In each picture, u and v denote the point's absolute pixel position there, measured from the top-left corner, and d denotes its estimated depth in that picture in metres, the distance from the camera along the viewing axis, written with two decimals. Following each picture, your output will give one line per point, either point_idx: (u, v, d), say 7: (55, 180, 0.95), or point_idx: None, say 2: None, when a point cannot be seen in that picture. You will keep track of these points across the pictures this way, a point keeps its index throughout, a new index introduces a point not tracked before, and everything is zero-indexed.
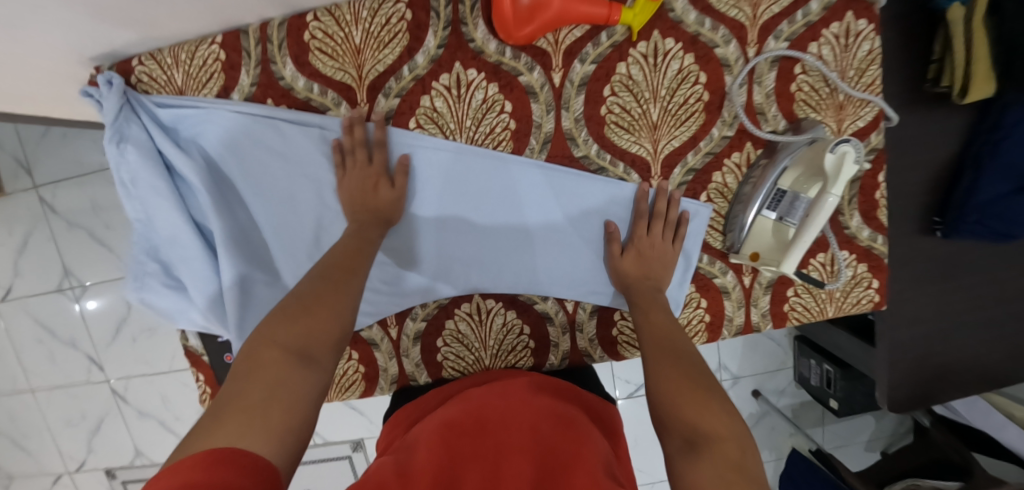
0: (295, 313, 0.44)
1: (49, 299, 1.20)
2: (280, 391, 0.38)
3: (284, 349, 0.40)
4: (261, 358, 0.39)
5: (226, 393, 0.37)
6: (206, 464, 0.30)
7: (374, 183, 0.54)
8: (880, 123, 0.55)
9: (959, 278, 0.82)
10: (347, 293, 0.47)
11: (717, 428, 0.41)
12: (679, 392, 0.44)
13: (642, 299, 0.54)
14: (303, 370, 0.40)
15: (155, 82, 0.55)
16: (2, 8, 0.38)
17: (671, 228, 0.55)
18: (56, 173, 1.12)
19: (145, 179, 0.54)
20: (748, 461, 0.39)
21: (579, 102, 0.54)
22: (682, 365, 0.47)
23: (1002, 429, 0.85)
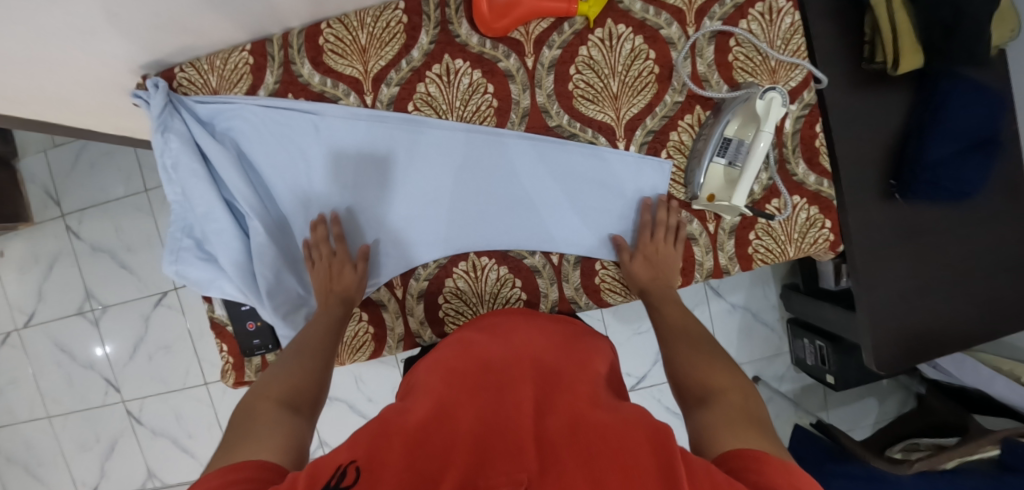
0: (278, 381, 0.52)
1: (70, 322, 1.26)
2: (273, 425, 0.44)
3: (273, 402, 0.48)
4: (253, 409, 0.46)
5: (229, 430, 0.44)
6: (221, 472, 0.36)
7: (339, 270, 0.64)
8: (810, 83, 0.65)
9: (920, 237, 0.89)
10: (315, 363, 0.56)
11: (725, 384, 0.48)
12: (693, 361, 0.52)
13: (661, 300, 0.62)
14: (290, 412, 0.47)
15: (193, 85, 0.67)
16: (94, 12, 0.50)
17: (672, 234, 0.64)
18: (84, 202, 1.23)
19: (184, 164, 0.64)
20: (753, 404, 0.45)
21: (550, 80, 0.64)
22: (696, 344, 0.55)
23: (991, 382, 0.90)
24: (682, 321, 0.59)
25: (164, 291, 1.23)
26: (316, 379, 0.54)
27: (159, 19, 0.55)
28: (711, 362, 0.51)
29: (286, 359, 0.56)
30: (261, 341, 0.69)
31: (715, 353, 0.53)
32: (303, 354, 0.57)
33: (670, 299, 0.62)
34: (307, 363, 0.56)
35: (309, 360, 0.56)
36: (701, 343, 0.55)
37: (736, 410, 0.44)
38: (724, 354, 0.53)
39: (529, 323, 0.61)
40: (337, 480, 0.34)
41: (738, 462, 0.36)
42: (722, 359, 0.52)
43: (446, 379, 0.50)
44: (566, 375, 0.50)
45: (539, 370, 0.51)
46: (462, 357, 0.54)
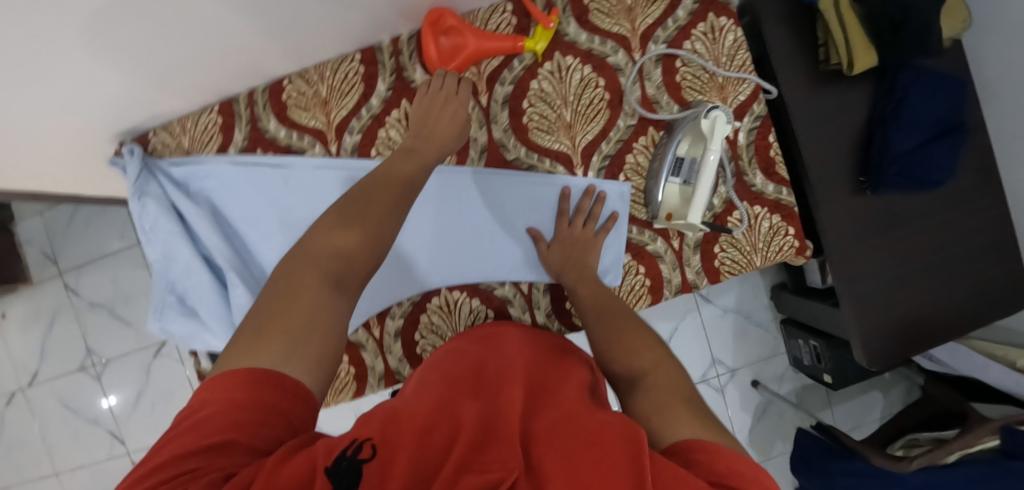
0: (334, 237, 0.46)
1: (73, 378, 1.29)
2: (315, 314, 0.41)
3: (322, 272, 0.44)
4: (298, 277, 0.43)
5: (271, 299, 0.42)
6: (246, 384, 0.36)
7: (444, 107, 0.61)
8: (758, 94, 0.66)
9: (897, 228, 0.90)
10: (381, 229, 0.49)
11: (649, 362, 0.49)
12: (620, 345, 0.52)
13: (575, 279, 0.62)
14: (337, 297, 0.43)
15: (167, 147, 0.70)
16: (66, 82, 0.54)
17: (590, 221, 0.65)
18: (81, 259, 1.28)
19: (162, 226, 0.67)
20: (678, 378, 0.46)
21: (505, 115, 0.66)
22: (623, 324, 0.55)
23: (986, 369, 0.89)
24: (605, 303, 0.59)
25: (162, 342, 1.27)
26: (377, 246, 0.49)
27: (126, 85, 0.59)
28: (631, 346, 0.51)
29: (349, 209, 0.49)
30: None
31: (639, 332, 0.53)
32: (368, 215, 0.49)
33: (586, 280, 0.62)
34: (373, 229, 0.48)
35: (377, 224, 0.49)
36: (627, 321, 0.55)
37: (664, 387, 0.45)
38: (649, 331, 0.54)
39: (516, 336, 0.60)
40: (350, 453, 0.33)
41: (687, 457, 0.35)
42: (644, 337, 0.52)
43: (446, 382, 0.48)
44: (555, 382, 0.50)
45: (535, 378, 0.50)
46: (460, 364, 0.52)
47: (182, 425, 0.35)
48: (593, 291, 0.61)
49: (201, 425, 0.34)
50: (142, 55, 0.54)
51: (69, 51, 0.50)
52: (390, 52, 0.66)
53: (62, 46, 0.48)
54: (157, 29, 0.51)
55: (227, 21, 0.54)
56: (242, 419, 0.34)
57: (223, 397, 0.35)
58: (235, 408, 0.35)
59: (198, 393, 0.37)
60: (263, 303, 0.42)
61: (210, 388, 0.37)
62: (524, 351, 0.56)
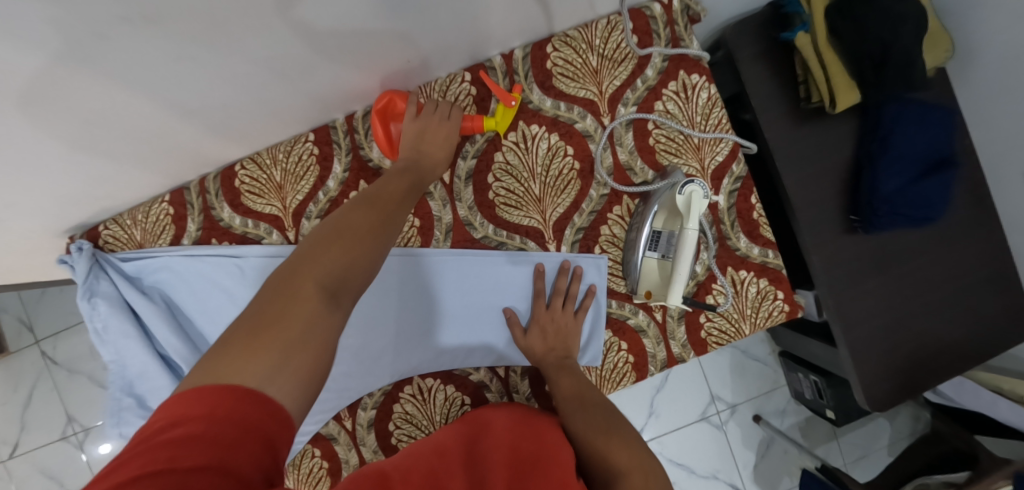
0: (336, 239, 0.40)
1: (54, 448, 1.26)
2: (307, 328, 0.34)
3: (321, 278, 0.37)
4: (291, 284, 0.36)
5: (258, 307, 0.34)
6: (231, 398, 0.29)
7: (439, 129, 0.58)
8: (737, 154, 0.63)
9: (892, 266, 0.86)
10: (381, 242, 0.43)
11: (628, 462, 0.45)
12: (596, 436, 0.49)
13: (556, 367, 0.59)
14: (336, 307, 0.36)
15: (119, 240, 0.66)
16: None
17: (570, 301, 0.62)
18: (58, 324, 1.25)
19: (114, 326, 0.63)
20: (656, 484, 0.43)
21: (469, 192, 0.62)
22: (600, 414, 0.52)
23: (994, 405, 0.85)
24: (580, 389, 0.56)
25: None
26: (378, 256, 0.42)
27: (63, 188, 0.55)
28: (604, 437, 0.48)
29: (351, 218, 0.43)
30: None
31: (618, 427, 0.50)
32: (367, 225, 0.43)
33: (564, 365, 0.59)
34: (376, 239, 0.43)
35: (377, 236, 0.43)
36: (603, 411, 0.52)
37: None
38: (628, 427, 0.50)
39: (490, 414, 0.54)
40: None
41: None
42: (621, 431, 0.49)
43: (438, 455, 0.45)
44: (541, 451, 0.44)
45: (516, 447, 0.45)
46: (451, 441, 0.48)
47: (139, 447, 0.26)
48: (569, 373, 0.58)
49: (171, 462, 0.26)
50: (70, 161, 0.51)
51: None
52: (344, 130, 0.63)
53: None
54: (82, 133, 0.48)
55: (158, 118, 0.50)
56: (226, 441, 0.27)
57: (199, 413, 0.28)
58: (216, 424, 0.28)
59: (156, 412, 0.29)
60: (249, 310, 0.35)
61: (177, 405, 0.29)
62: (502, 422, 0.51)
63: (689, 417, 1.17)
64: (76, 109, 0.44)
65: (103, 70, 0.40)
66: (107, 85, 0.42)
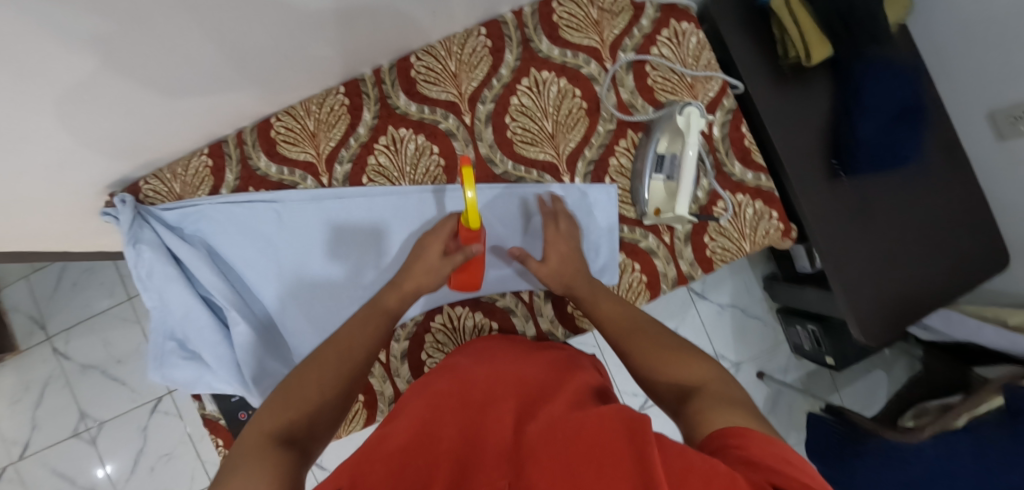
0: (282, 400, 0.48)
1: (65, 445, 1.25)
2: (265, 463, 0.39)
3: (270, 430, 0.44)
4: (245, 444, 0.42)
5: (219, 469, 0.40)
6: None
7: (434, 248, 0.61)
8: (726, 90, 0.70)
9: (876, 207, 0.92)
10: (329, 381, 0.51)
11: (699, 375, 0.47)
12: (660, 358, 0.51)
13: (579, 286, 0.63)
14: (285, 444, 0.43)
15: (159, 194, 0.70)
16: (63, 143, 0.55)
17: (557, 219, 0.65)
18: (70, 320, 1.26)
19: (159, 272, 0.66)
20: (732, 389, 0.45)
21: (489, 132, 0.68)
22: (650, 336, 0.54)
23: (980, 330, 0.92)
24: (620, 320, 0.58)
25: (160, 397, 1.26)
26: (329, 402, 0.50)
27: (119, 141, 0.60)
28: (670, 358, 0.51)
29: (295, 375, 0.52)
30: None
31: (677, 347, 0.52)
32: (315, 373, 0.52)
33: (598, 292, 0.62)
34: (327, 387, 0.51)
35: (324, 372, 0.52)
36: (643, 332, 0.55)
37: (716, 396, 0.44)
38: (684, 343, 0.53)
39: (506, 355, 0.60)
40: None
41: (734, 442, 0.36)
42: (682, 349, 0.51)
43: (431, 402, 0.52)
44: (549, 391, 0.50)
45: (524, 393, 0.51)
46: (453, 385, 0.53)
47: None
48: (607, 304, 0.61)
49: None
50: (135, 113, 0.56)
51: (69, 115, 0.50)
52: (373, 82, 0.69)
53: (56, 109, 0.49)
54: (153, 86, 0.52)
55: (222, 72, 0.55)
56: None
57: None
58: None
59: None
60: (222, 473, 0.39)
61: None
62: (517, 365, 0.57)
63: None
64: (159, 65, 0.49)
65: (195, 25, 0.45)
66: (192, 42, 0.48)
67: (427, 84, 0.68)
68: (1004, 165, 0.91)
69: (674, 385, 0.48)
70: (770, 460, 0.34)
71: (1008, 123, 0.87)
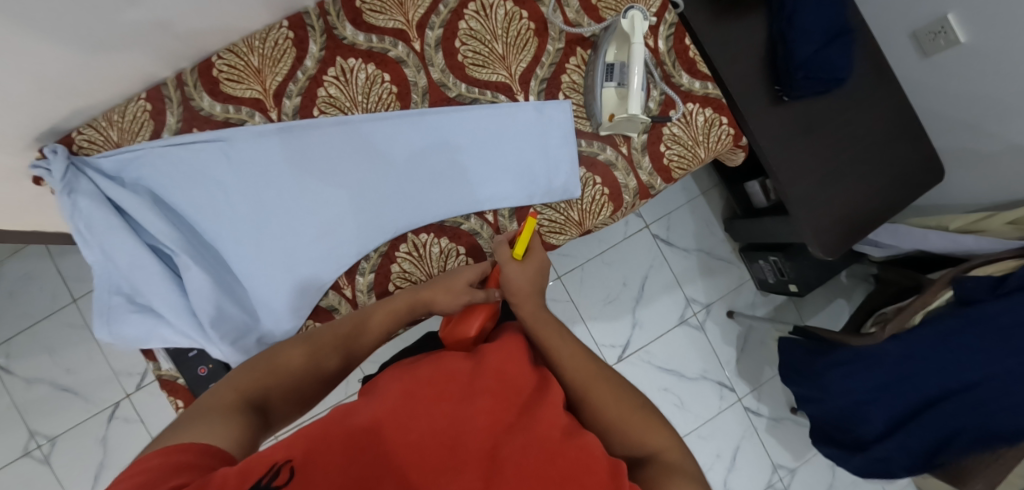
0: (264, 365, 0.49)
1: (15, 469, 1.14)
2: (231, 417, 0.40)
3: (242, 390, 0.45)
4: (217, 395, 0.44)
5: (185, 410, 0.40)
6: (173, 450, 0.33)
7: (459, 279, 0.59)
8: (668, 6, 0.72)
9: (818, 127, 0.96)
10: (309, 371, 0.51)
11: (659, 442, 0.45)
12: (622, 415, 0.46)
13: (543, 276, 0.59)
14: (251, 406, 0.43)
15: (95, 144, 0.65)
16: None
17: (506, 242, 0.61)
18: (8, 331, 1.14)
19: (98, 221, 0.61)
20: (689, 463, 0.43)
21: (440, 57, 0.68)
22: (610, 383, 0.49)
23: (925, 239, 0.98)
24: (582, 360, 0.51)
25: (118, 402, 1.16)
26: (304, 381, 0.51)
27: (47, 86, 0.55)
28: (630, 416, 0.46)
29: (284, 348, 0.52)
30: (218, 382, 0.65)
31: (638, 403, 0.48)
32: (303, 353, 0.52)
33: (549, 327, 0.53)
34: (311, 368, 0.51)
35: (312, 359, 0.52)
36: (603, 378, 0.50)
37: (677, 471, 0.41)
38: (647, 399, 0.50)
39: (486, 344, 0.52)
40: (267, 482, 0.30)
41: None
42: (644, 410, 0.48)
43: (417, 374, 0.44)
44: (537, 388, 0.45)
45: (511, 382, 0.44)
46: (440, 358, 0.46)
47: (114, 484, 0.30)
48: (567, 338, 0.53)
49: (181, 470, 0.31)
50: (63, 51, 0.52)
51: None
52: (317, 14, 0.67)
53: None
54: (82, 15, 0.49)
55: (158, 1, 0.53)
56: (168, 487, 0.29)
57: (168, 455, 0.33)
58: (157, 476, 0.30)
59: (136, 460, 0.32)
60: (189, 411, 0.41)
61: (141, 459, 0.33)
62: (506, 347, 0.49)
63: (670, 322, 1.23)
64: None
65: None
66: None
67: (373, 13, 0.67)
68: (929, 81, 0.98)
69: (630, 448, 0.45)
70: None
71: (929, 39, 0.93)
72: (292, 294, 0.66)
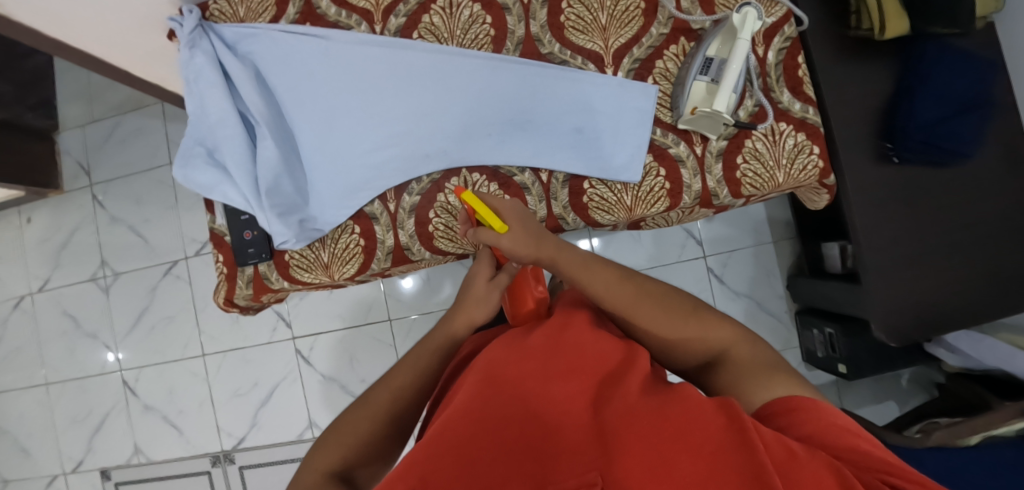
0: (338, 433, 0.51)
1: (81, 289, 1.31)
2: None
3: (326, 470, 0.47)
4: (306, 480, 0.47)
5: None
6: None
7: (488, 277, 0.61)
8: (790, 18, 0.69)
9: (927, 202, 0.86)
10: (376, 425, 0.51)
11: (726, 337, 0.50)
12: (679, 330, 0.50)
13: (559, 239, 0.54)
14: (338, 487, 0.45)
15: (223, 15, 0.73)
16: None
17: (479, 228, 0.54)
18: (113, 173, 1.31)
19: (205, 76, 0.68)
20: (758, 348, 0.49)
21: (543, 13, 0.69)
22: (657, 298, 0.52)
23: (1011, 359, 0.85)
24: (620, 285, 0.52)
25: (175, 261, 1.28)
26: (384, 438, 0.51)
27: None
28: (689, 326, 0.50)
29: (355, 409, 0.53)
30: (257, 250, 0.70)
31: (690, 309, 0.52)
32: (364, 416, 0.51)
33: (576, 262, 0.53)
34: (382, 423, 0.51)
35: (376, 411, 0.51)
36: (647, 295, 0.52)
37: (749, 361, 0.47)
38: (695, 303, 0.53)
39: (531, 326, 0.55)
40: None
41: (787, 420, 0.39)
42: (696, 313, 0.51)
43: (487, 371, 0.45)
44: (613, 360, 0.46)
45: (589, 357, 0.46)
46: (505, 351, 0.48)
47: None
48: (599, 270, 0.52)
49: None
50: None
51: None
52: None
53: None
54: None
55: None
56: None
57: None
58: None
59: None
60: None
61: None
62: (568, 326, 0.50)
63: None
64: None
65: None
66: None
67: None
68: None
69: (702, 354, 0.50)
70: (834, 432, 0.37)
71: None
72: (343, 193, 0.70)
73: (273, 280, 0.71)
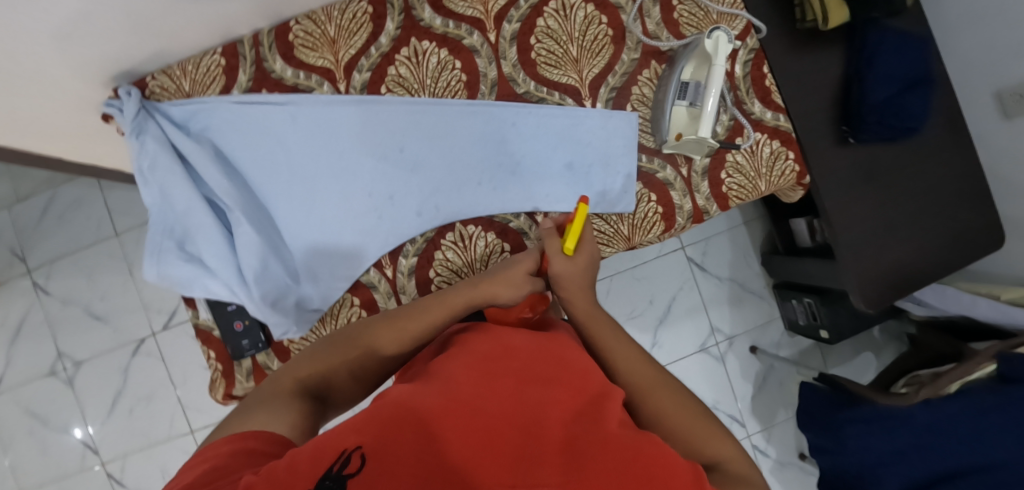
0: (323, 352, 0.52)
1: (40, 385, 1.19)
2: (292, 404, 0.44)
3: (301, 378, 0.49)
4: (277, 381, 0.48)
5: (253, 392, 0.46)
6: (231, 438, 0.37)
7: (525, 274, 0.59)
8: (751, 30, 0.70)
9: (881, 178, 0.93)
10: (362, 356, 0.52)
11: (725, 451, 0.43)
12: (680, 419, 0.45)
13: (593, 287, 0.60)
14: (313, 398, 0.47)
15: (166, 91, 0.67)
16: (61, 19, 0.51)
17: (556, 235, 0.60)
18: (54, 254, 1.19)
19: (162, 164, 0.62)
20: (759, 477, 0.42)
21: (513, 51, 0.67)
22: (669, 387, 0.49)
23: (974, 305, 0.94)
24: (640, 364, 0.52)
25: (142, 339, 1.19)
26: (364, 373, 0.53)
27: (126, 26, 0.56)
28: (693, 422, 0.45)
29: (349, 335, 0.54)
30: (251, 340, 0.66)
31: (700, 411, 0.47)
32: (359, 346, 0.53)
33: (604, 326, 0.56)
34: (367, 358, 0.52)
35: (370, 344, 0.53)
36: (666, 385, 0.50)
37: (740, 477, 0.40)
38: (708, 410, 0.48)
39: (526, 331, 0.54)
40: (337, 468, 0.32)
41: None
42: (705, 418, 0.46)
43: (472, 365, 0.43)
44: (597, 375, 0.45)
45: (574, 368, 0.45)
46: (493, 346, 0.47)
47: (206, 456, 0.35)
48: (626, 345, 0.54)
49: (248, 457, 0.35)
50: None
51: None
52: None
53: None
54: None
55: None
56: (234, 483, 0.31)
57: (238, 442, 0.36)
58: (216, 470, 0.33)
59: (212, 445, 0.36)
60: (252, 395, 0.46)
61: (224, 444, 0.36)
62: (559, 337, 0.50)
63: (690, 348, 1.22)
64: None
65: None
66: None
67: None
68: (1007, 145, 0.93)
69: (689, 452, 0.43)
70: None
71: (1013, 101, 0.89)
72: (335, 266, 0.67)
73: (274, 368, 0.68)
